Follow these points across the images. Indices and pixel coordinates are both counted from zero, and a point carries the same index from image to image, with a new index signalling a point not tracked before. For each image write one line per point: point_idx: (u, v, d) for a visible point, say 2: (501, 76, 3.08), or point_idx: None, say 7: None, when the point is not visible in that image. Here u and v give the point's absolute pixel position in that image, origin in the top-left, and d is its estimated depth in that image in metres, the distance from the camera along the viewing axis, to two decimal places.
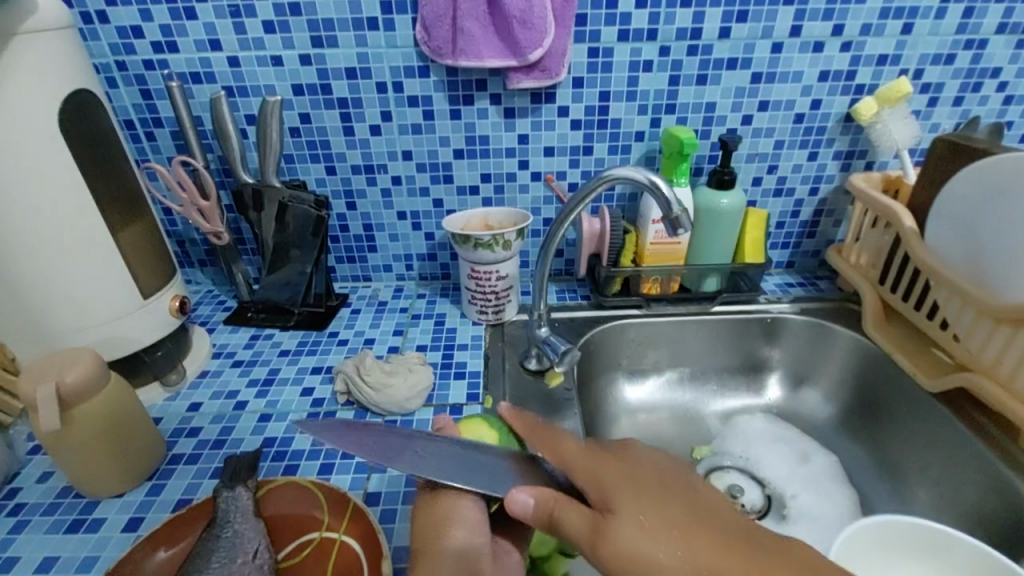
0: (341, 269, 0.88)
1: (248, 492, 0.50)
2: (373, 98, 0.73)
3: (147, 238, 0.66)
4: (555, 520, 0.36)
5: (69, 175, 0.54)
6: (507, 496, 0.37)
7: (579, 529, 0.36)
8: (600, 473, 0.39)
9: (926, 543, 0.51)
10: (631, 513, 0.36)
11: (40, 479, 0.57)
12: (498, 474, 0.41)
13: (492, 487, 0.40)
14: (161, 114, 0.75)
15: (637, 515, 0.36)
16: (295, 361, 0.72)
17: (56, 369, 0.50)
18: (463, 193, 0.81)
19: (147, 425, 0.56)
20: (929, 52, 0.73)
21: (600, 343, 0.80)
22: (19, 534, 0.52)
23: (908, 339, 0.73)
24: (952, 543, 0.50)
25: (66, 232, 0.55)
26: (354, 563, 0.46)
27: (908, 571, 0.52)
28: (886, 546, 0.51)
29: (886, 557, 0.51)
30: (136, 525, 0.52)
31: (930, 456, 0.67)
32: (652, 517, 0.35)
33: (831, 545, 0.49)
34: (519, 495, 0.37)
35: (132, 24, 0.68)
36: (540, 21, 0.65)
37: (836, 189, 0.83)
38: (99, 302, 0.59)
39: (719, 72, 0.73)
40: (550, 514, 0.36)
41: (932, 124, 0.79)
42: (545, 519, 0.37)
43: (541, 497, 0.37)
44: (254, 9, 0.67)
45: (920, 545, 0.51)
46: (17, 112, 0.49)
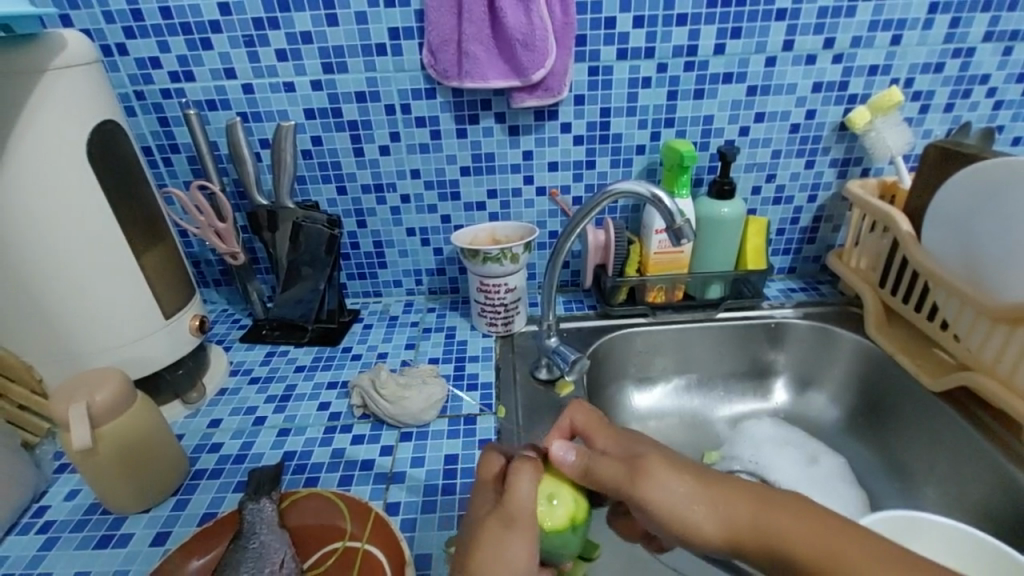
0: (352, 285, 0.90)
1: (273, 504, 0.52)
2: (382, 119, 0.76)
3: (167, 261, 0.68)
4: (591, 471, 0.41)
5: (96, 201, 0.56)
6: (549, 447, 0.42)
7: (614, 476, 0.40)
8: (628, 440, 0.43)
9: (940, 541, 0.52)
10: (661, 464, 0.40)
11: (67, 496, 0.59)
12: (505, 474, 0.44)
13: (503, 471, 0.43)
14: (177, 140, 0.77)
15: (663, 460, 0.40)
16: (311, 377, 0.74)
17: (87, 389, 0.52)
18: (470, 209, 0.84)
19: (172, 442, 0.58)
20: (919, 62, 0.75)
21: (608, 352, 0.82)
22: (49, 550, 0.54)
23: (910, 340, 0.75)
24: (963, 539, 0.51)
25: (94, 256, 0.57)
26: (378, 570, 0.48)
27: None
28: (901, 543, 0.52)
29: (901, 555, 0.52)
30: (163, 539, 0.54)
31: (935, 454, 0.68)
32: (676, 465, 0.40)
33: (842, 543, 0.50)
34: (559, 445, 0.41)
35: (150, 55, 0.71)
36: (542, 43, 0.67)
37: (833, 196, 0.85)
38: (123, 323, 0.61)
39: (716, 86, 0.76)
40: (587, 465, 0.41)
41: (925, 130, 0.81)
42: (583, 472, 0.41)
43: (579, 454, 0.41)
44: (268, 39, 0.70)
45: (935, 543, 0.52)
46: (48, 144, 0.52)
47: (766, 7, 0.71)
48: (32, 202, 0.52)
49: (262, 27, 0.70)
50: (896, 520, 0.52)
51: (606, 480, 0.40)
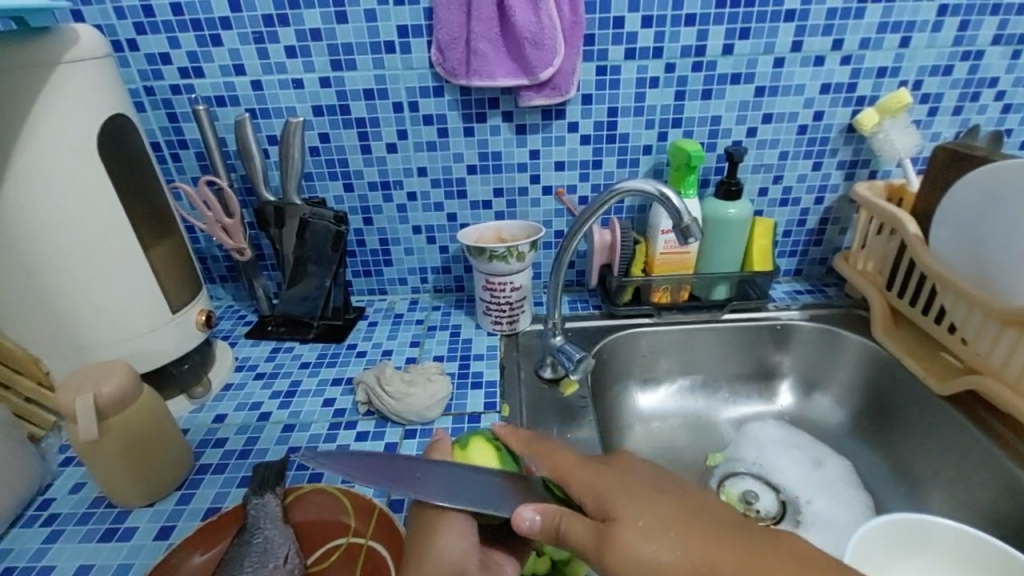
0: (357, 283, 0.90)
1: (277, 500, 0.52)
2: (390, 117, 0.76)
3: (175, 255, 0.68)
4: (560, 532, 0.36)
5: (105, 195, 0.56)
6: (514, 513, 0.37)
7: (585, 538, 0.36)
8: (600, 486, 0.39)
9: (950, 545, 0.51)
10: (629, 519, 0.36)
11: (72, 490, 0.59)
12: (497, 496, 0.40)
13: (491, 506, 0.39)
14: (186, 136, 0.78)
15: (634, 518, 0.36)
16: (315, 373, 0.74)
17: (93, 381, 0.52)
18: (476, 208, 0.84)
19: (177, 435, 0.58)
20: (928, 64, 0.75)
21: (613, 352, 0.81)
22: (54, 543, 0.54)
23: (917, 344, 0.74)
24: (971, 543, 0.50)
25: (101, 249, 0.57)
26: (381, 566, 0.48)
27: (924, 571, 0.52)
28: (908, 545, 0.51)
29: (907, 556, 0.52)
30: (167, 533, 0.54)
31: (942, 457, 0.68)
32: (651, 520, 0.36)
33: (849, 545, 0.49)
34: (525, 511, 0.37)
35: (161, 51, 0.72)
36: (551, 41, 0.68)
37: (840, 198, 0.85)
38: (130, 317, 0.61)
39: (724, 87, 0.76)
40: (556, 528, 0.37)
41: (934, 133, 0.81)
42: (552, 533, 0.37)
43: (547, 514, 0.37)
44: (277, 35, 0.71)
45: (941, 543, 0.51)
46: (59, 137, 0.52)
47: (775, 8, 0.71)
48: (40, 194, 0.52)
49: (272, 24, 0.70)
50: (905, 522, 0.51)
51: (579, 546, 0.36)
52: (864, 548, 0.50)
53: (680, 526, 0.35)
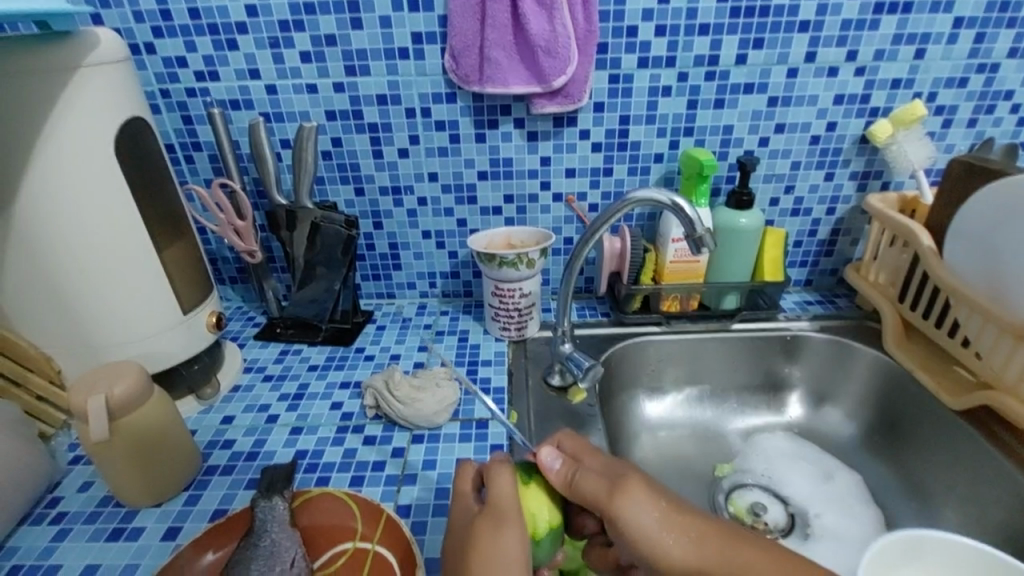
0: (366, 286, 0.90)
1: (284, 503, 0.52)
2: (402, 122, 0.77)
3: (188, 256, 0.69)
4: (572, 480, 0.44)
5: (121, 196, 0.57)
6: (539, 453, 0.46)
7: (596, 491, 0.42)
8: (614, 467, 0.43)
9: (959, 562, 0.50)
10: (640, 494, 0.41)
11: (81, 488, 0.59)
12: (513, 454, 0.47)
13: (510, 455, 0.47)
14: (200, 139, 0.78)
15: (645, 484, 0.42)
16: (323, 376, 0.75)
17: (105, 381, 0.52)
18: (486, 213, 0.84)
19: (186, 438, 0.58)
20: (942, 76, 0.75)
21: (621, 359, 0.81)
22: (61, 541, 0.54)
23: (930, 357, 0.74)
24: (980, 562, 0.50)
25: (116, 251, 0.58)
26: (388, 571, 0.48)
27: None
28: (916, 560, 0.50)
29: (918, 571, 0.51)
30: (174, 534, 0.54)
31: (953, 472, 0.67)
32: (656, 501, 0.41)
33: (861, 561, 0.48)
34: (545, 454, 0.46)
35: (177, 54, 0.72)
36: (564, 50, 0.68)
37: (852, 209, 0.84)
38: (143, 317, 0.61)
39: (736, 96, 0.76)
40: (569, 477, 0.44)
41: (947, 145, 0.80)
42: (565, 482, 0.44)
43: (565, 466, 0.45)
44: (293, 41, 0.71)
45: (952, 561, 0.50)
46: (79, 139, 0.53)
47: (790, 18, 0.71)
48: (58, 193, 0.53)
49: (287, 29, 0.71)
50: (919, 538, 0.50)
51: (588, 495, 0.42)
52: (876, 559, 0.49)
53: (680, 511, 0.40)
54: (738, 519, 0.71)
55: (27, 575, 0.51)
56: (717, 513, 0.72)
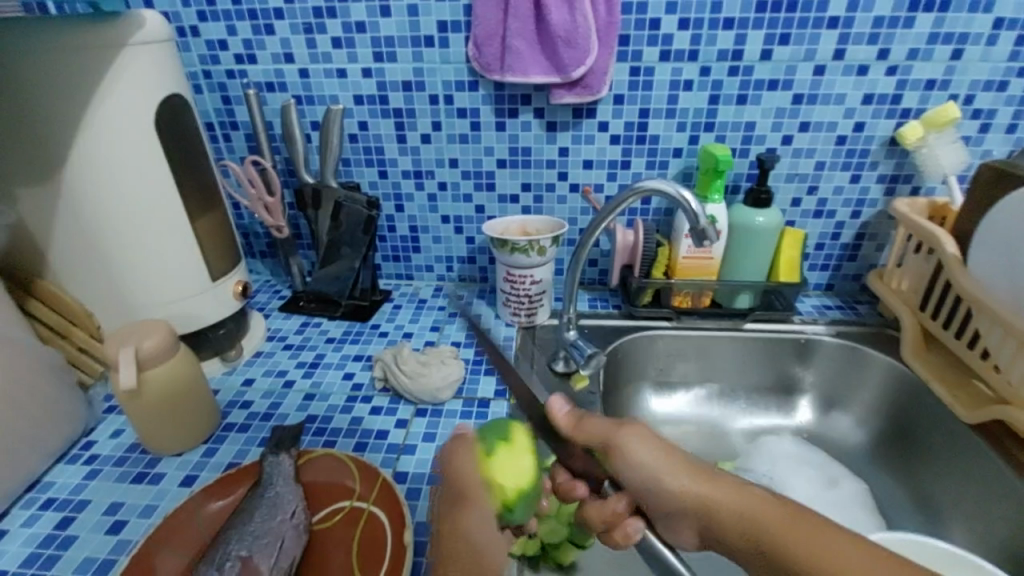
0: (386, 267, 0.94)
1: (290, 460, 0.55)
2: (425, 108, 0.79)
3: (220, 228, 0.73)
4: (581, 422, 0.45)
5: (159, 167, 0.61)
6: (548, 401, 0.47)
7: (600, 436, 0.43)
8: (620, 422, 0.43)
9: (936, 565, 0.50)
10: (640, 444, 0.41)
11: (112, 435, 0.64)
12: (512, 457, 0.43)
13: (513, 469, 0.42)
14: (237, 118, 0.83)
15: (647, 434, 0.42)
16: (339, 349, 0.78)
17: (135, 336, 0.57)
18: (504, 201, 0.86)
19: (207, 396, 0.63)
20: (981, 78, 0.72)
21: (628, 352, 0.82)
22: (91, 480, 0.59)
23: (948, 369, 0.71)
24: (964, 567, 0.49)
25: (152, 218, 0.62)
26: (380, 530, 0.50)
27: None
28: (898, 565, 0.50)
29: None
30: (191, 481, 0.58)
31: (961, 486, 0.65)
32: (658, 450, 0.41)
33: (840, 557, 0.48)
34: (556, 402, 0.47)
35: (219, 37, 0.77)
36: (584, 41, 0.69)
37: (879, 213, 0.82)
38: (175, 282, 0.66)
39: (760, 93, 0.75)
40: (576, 421, 0.46)
41: (984, 151, 0.77)
42: (572, 424, 0.46)
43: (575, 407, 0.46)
44: (326, 27, 0.75)
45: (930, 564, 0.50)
46: (124, 112, 0.57)
47: (818, 14, 0.69)
48: (101, 163, 0.57)
49: (320, 16, 0.74)
50: (891, 541, 0.51)
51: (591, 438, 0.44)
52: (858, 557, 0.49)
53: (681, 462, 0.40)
54: None
55: (60, 507, 0.56)
56: None
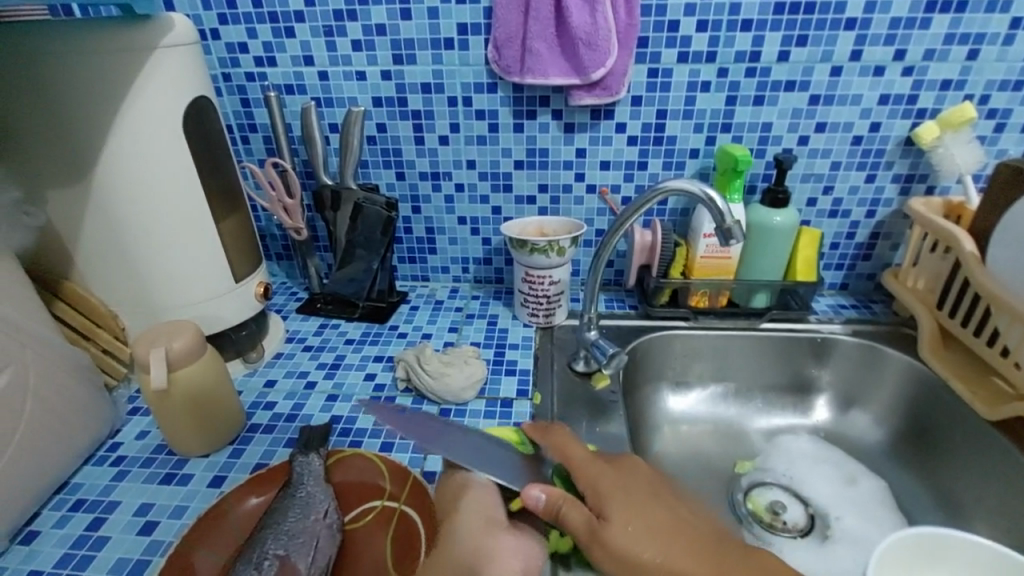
0: (402, 268, 0.94)
1: (320, 460, 0.56)
2: (444, 110, 0.80)
3: (241, 230, 0.74)
4: (560, 514, 0.42)
5: (186, 170, 0.62)
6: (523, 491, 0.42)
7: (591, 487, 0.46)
8: (602, 485, 0.45)
9: (956, 554, 0.50)
10: (622, 521, 0.42)
11: (138, 436, 0.65)
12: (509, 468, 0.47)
13: (510, 479, 0.46)
14: (256, 121, 0.83)
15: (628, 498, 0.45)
16: (359, 350, 0.79)
17: (165, 337, 0.57)
18: (521, 202, 0.86)
19: (232, 398, 0.63)
20: (996, 78, 0.73)
21: (646, 351, 0.82)
22: (120, 481, 0.59)
23: (966, 367, 0.72)
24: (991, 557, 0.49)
25: (178, 220, 0.63)
26: (413, 529, 0.51)
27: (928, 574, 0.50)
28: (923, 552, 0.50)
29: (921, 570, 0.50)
30: (219, 482, 0.58)
31: (984, 483, 0.66)
32: (642, 528, 0.42)
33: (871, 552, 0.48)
34: (533, 490, 0.42)
35: (240, 41, 0.77)
36: (604, 43, 0.69)
37: (893, 212, 0.83)
38: (199, 283, 0.67)
39: (777, 94, 0.75)
40: (556, 510, 0.42)
41: (999, 150, 0.78)
42: (552, 515, 0.42)
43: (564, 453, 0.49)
44: (346, 30, 0.75)
45: (950, 553, 0.50)
46: (153, 115, 0.58)
47: (836, 16, 0.70)
48: (131, 165, 0.58)
49: (341, 19, 0.74)
50: (919, 536, 0.50)
51: (572, 529, 0.42)
52: (889, 551, 0.49)
53: (664, 535, 0.42)
54: (756, 515, 0.71)
55: (90, 508, 0.56)
56: (735, 509, 0.72)
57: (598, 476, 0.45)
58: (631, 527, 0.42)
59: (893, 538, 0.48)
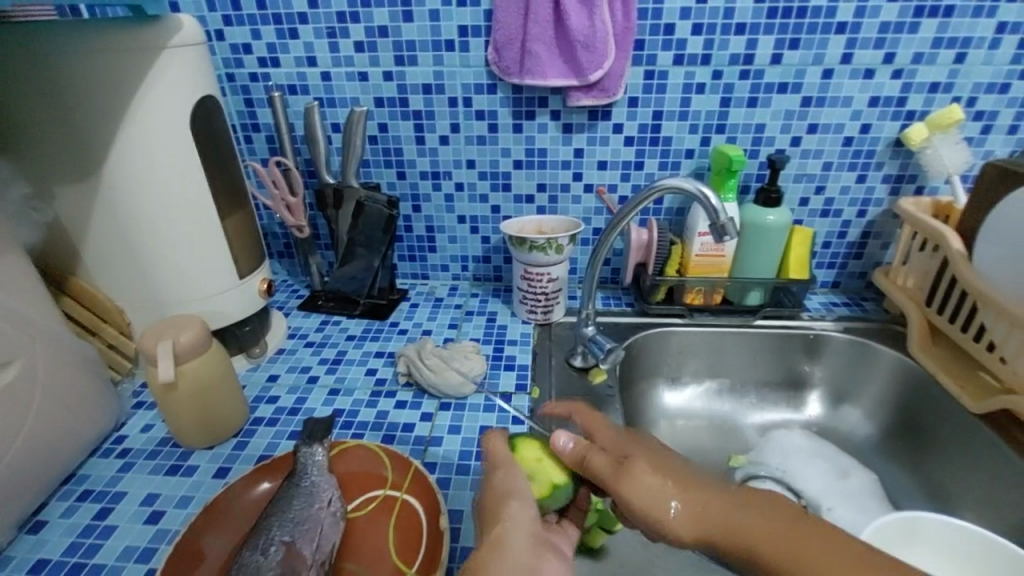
0: (402, 266, 0.96)
1: (324, 451, 0.56)
2: (444, 111, 0.81)
3: (245, 227, 0.75)
4: (585, 462, 0.45)
5: (192, 167, 0.63)
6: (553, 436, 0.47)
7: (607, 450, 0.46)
8: (621, 443, 0.46)
9: (948, 540, 0.52)
10: (643, 469, 0.42)
11: (143, 429, 0.66)
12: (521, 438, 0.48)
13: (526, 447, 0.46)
14: (259, 120, 0.85)
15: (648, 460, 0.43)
16: (360, 345, 0.80)
17: (172, 330, 0.58)
18: (519, 201, 0.88)
19: (237, 392, 0.64)
20: (983, 81, 0.75)
21: (642, 348, 0.84)
22: (126, 472, 0.60)
23: (954, 362, 0.74)
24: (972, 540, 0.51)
25: (185, 217, 0.64)
26: (414, 517, 0.52)
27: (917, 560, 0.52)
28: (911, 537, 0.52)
29: (913, 554, 0.52)
30: (224, 473, 0.59)
31: (971, 474, 0.67)
32: (662, 477, 0.42)
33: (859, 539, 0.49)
34: (561, 436, 0.46)
35: (244, 41, 0.79)
36: (602, 45, 0.71)
37: (884, 212, 0.85)
38: (204, 279, 0.68)
39: (770, 96, 0.77)
40: (582, 458, 0.45)
41: (986, 151, 0.80)
42: (578, 462, 0.45)
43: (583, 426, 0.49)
44: (349, 31, 0.77)
45: (943, 540, 0.52)
46: (161, 113, 0.59)
47: (827, 20, 0.72)
48: (139, 162, 0.59)
49: (344, 20, 0.76)
50: (914, 519, 0.52)
51: (597, 474, 0.44)
52: (879, 536, 0.50)
53: (684, 482, 0.42)
54: None
55: (97, 498, 0.57)
56: None
57: (618, 439, 0.46)
58: (651, 474, 0.42)
59: (883, 520, 0.50)
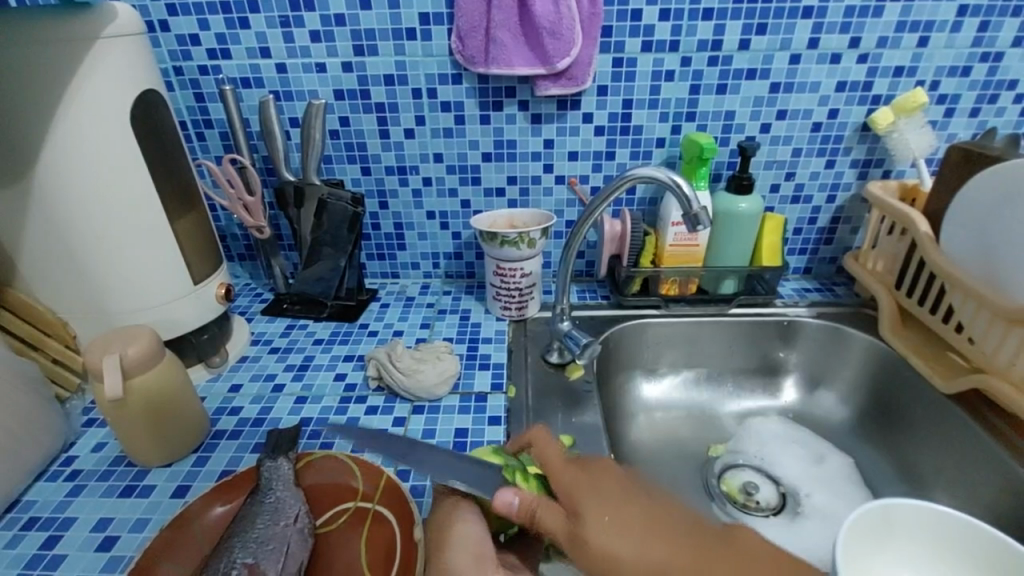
0: (371, 265, 0.92)
1: (289, 463, 0.54)
2: (409, 103, 0.78)
3: (198, 229, 0.71)
4: (534, 518, 0.42)
5: (136, 167, 0.59)
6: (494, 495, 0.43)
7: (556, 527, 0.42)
8: (577, 487, 0.45)
9: (944, 528, 0.52)
10: (597, 516, 0.42)
11: (95, 449, 0.62)
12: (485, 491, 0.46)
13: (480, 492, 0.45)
14: (211, 116, 0.80)
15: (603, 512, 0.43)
16: (328, 350, 0.77)
17: (119, 343, 0.54)
18: (490, 195, 0.85)
19: (195, 405, 0.60)
20: (945, 64, 0.75)
21: (620, 341, 0.83)
22: (76, 497, 0.56)
23: (924, 343, 0.75)
24: (946, 523, 0.51)
25: (129, 220, 0.60)
26: (388, 528, 0.50)
27: (890, 552, 0.52)
28: (887, 534, 0.52)
29: (952, 558, 0.52)
30: (184, 492, 0.56)
31: (943, 453, 0.68)
32: (616, 525, 0.42)
33: (834, 547, 0.47)
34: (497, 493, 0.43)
35: (191, 32, 0.74)
36: (568, 32, 0.69)
37: (853, 197, 0.85)
38: (155, 286, 0.64)
39: (739, 82, 0.76)
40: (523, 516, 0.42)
41: (949, 134, 0.81)
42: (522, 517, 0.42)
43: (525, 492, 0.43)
44: (303, 20, 0.73)
45: (1003, 565, 0.49)
46: (96, 111, 0.55)
47: (793, 4, 0.71)
48: (75, 163, 0.55)
49: (298, 9, 0.72)
50: (963, 526, 0.51)
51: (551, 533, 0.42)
52: (890, 511, 0.51)
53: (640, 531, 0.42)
54: (730, 497, 0.72)
55: (43, 527, 0.53)
56: (709, 491, 0.74)
57: (570, 476, 0.46)
58: (608, 523, 0.42)
59: (889, 504, 0.51)
